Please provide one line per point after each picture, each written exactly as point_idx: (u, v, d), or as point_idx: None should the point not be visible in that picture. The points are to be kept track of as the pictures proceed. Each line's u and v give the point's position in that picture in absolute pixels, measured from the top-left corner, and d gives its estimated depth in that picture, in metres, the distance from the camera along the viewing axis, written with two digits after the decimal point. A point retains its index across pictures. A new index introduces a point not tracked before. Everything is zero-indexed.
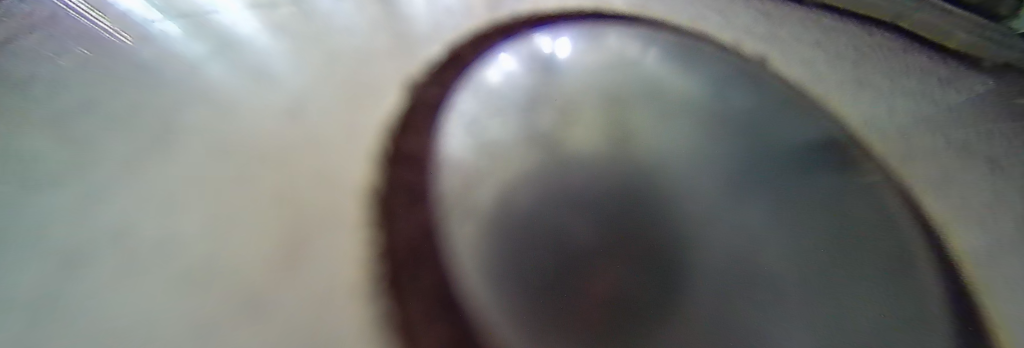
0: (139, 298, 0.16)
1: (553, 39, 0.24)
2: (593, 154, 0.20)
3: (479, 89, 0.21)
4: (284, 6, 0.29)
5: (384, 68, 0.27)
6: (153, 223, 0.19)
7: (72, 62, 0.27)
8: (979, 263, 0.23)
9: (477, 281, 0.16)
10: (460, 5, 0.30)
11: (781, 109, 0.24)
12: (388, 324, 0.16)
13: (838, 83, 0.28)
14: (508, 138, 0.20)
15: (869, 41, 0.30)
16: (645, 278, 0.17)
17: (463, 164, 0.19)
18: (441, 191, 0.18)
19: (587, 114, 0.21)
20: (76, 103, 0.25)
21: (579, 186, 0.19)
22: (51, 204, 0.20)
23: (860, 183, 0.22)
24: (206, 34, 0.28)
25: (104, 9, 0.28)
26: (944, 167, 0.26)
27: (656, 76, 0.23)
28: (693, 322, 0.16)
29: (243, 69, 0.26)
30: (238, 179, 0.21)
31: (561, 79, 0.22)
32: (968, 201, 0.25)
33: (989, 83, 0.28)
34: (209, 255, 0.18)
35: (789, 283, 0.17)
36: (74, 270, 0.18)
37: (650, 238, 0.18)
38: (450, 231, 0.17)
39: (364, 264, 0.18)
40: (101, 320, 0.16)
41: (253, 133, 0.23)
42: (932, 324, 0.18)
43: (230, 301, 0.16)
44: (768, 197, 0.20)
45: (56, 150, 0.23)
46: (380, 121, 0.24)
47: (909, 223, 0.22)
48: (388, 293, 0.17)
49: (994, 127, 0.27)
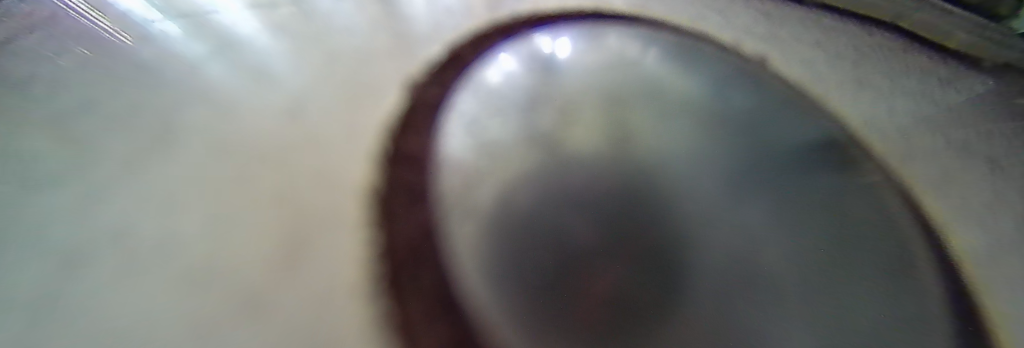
0: (140, 299, 0.16)
1: (553, 40, 0.24)
2: (593, 155, 0.20)
3: (479, 89, 0.21)
4: (284, 6, 0.29)
5: (384, 69, 0.27)
6: (153, 223, 0.19)
7: (72, 62, 0.27)
8: (979, 263, 0.23)
9: (477, 281, 0.16)
10: (460, 5, 0.30)
11: (781, 109, 0.24)
12: (388, 324, 0.16)
13: (838, 83, 0.28)
14: (508, 138, 0.20)
15: (869, 41, 0.30)
16: (645, 278, 0.17)
17: (463, 164, 0.19)
18: (441, 191, 0.18)
19: (587, 114, 0.21)
20: (76, 103, 0.25)
21: (579, 187, 0.19)
22: (52, 204, 0.20)
23: (860, 183, 0.22)
24: (206, 34, 0.28)
25: (104, 9, 0.28)
26: (945, 167, 0.26)
27: (656, 76, 0.23)
28: (695, 322, 0.16)
29: (243, 69, 0.26)
30: (238, 179, 0.21)
31: (561, 79, 0.22)
32: (968, 201, 0.25)
33: (989, 83, 0.28)
34: (209, 255, 0.18)
35: (789, 283, 0.17)
36: (74, 270, 0.18)
37: (648, 238, 0.18)
38: (450, 231, 0.17)
39: (364, 264, 0.18)
40: (100, 320, 0.16)
41: (253, 133, 0.23)
42: (932, 324, 0.18)
43: (231, 301, 0.16)
44: (768, 198, 0.20)
45: (56, 150, 0.23)
46: (380, 121, 0.24)
47: (908, 223, 0.22)
48: (388, 293, 0.17)
49: (995, 127, 0.27)
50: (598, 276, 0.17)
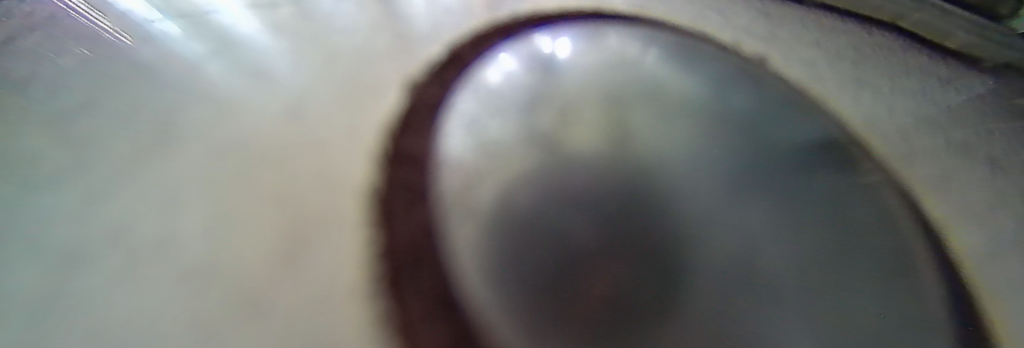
0: (137, 298, 0.16)
1: (553, 40, 0.24)
2: (593, 154, 0.20)
3: (479, 89, 0.22)
4: (284, 7, 0.30)
5: (384, 68, 0.27)
6: (152, 223, 0.19)
7: (73, 62, 0.27)
8: (983, 263, 0.22)
9: (477, 281, 0.16)
10: (459, 5, 0.30)
11: (782, 110, 0.24)
12: (387, 325, 0.15)
13: (837, 83, 0.28)
14: (508, 138, 0.20)
15: (868, 41, 0.30)
16: (648, 278, 0.17)
17: (463, 163, 0.19)
18: (441, 190, 0.19)
19: (586, 114, 0.21)
20: (79, 104, 0.25)
21: (579, 187, 0.19)
22: (52, 204, 0.20)
23: (861, 182, 0.22)
24: (207, 34, 0.28)
25: (104, 9, 0.28)
26: (946, 165, 0.26)
27: (655, 77, 0.23)
28: (698, 324, 0.16)
29: (244, 69, 0.26)
30: (238, 179, 0.21)
31: (560, 80, 0.22)
32: (968, 200, 0.25)
33: (989, 83, 0.28)
34: (210, 254, 0.18)
35: (788, 284, 0.17)
36: (74, 269, 0.18)
37: (648, 237, 0.18)
38: (450, 232, 0.17)
39: (364, 264, 0.18)
40: (95, 319, 0.15)
41: (253, 133, 0.24)
42: (934, 324, 0.17)
43: (230, 301, 0.16)
44: (764, 197, 0.20)
45: (57, 151, 0.23)
46: (380, 122, 0.24)
47: (908, 223, 0.21)
48: (388, 292, 0.17)
49: (994, 127, 0.27)
50: (599, 276, 0.17)
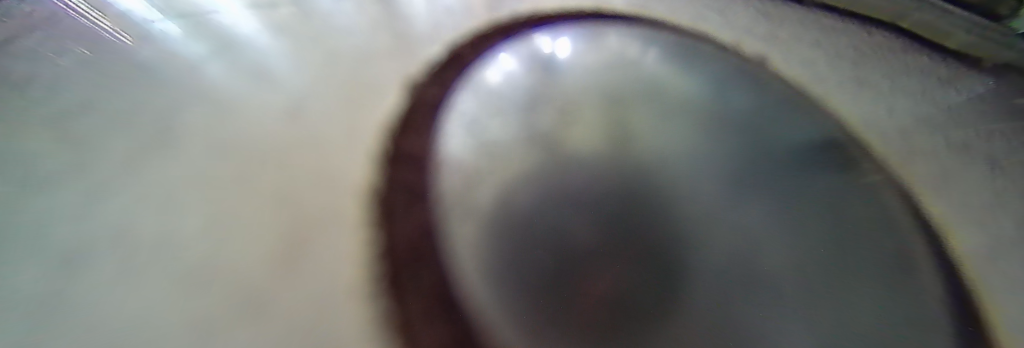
0: (135, 298, 0.16)
1: (553, 40, 0.24)
2: (592, 153, 0.20)
3: (479, 89, 0.22)
4: (284, 7, 0.30)
5: (385, 68, 0.27)
6: (152, 223, 0.19)
7: (72, 62, 0.27)
8: (981, 263, 0.22)
9: (477, 281, 0.16)
10: (459, 5, 0.30)
11: (782, 111, 0.24)
12: (387, 325, 0.15)
13: (836, 83, 0.28)
14: (507, 138, 0.20)
15: (869, 41, 0.30)
16: (648, 279, 0.17)
17: (463, 163, 0.19)
18: (441, 191, 0.19)
19: (586, 114, 0.21)
20: (80, 104, 0.25)
21: (579, 188, 0.19)
22: (51, 205, 0.20)
23: (862, 182, 0.22)
24: (208, 34, 0.28)
25: (104, 9, 0.28)
26: (944, 166, 0.26)
27: (655, 77, 0.23)
28: (697, 323, 0.16)
29: (245, 69, 0.26)
30: (237, 179, 0.21)
31: (560, 80, 0.22)
32: (968, 201, 0.25)
33: (989, 83, 0.28)
34: (209, 255, 0.18)
35: (787, 285, 0.17)
36: (73, 269, 0.18)
37: (647, 238, 0.18)
38: (450, 232, 0.17)
39: (363, 264, 0.18)
40: (93, 319, 0.15)
41: (254, 133, 0.24)
42: (935, 325, 0.17)
43: (230, 301, 0.16)
44: (765, 198, 0.20)
45: (59, 150, 0.23)
46: (380, 122, 0.24)
47: (908, 223, 0.21)
48: (388, 293, 0.17)
49: (994, 127, 0.27)
50: (599, 275, 0.16)
